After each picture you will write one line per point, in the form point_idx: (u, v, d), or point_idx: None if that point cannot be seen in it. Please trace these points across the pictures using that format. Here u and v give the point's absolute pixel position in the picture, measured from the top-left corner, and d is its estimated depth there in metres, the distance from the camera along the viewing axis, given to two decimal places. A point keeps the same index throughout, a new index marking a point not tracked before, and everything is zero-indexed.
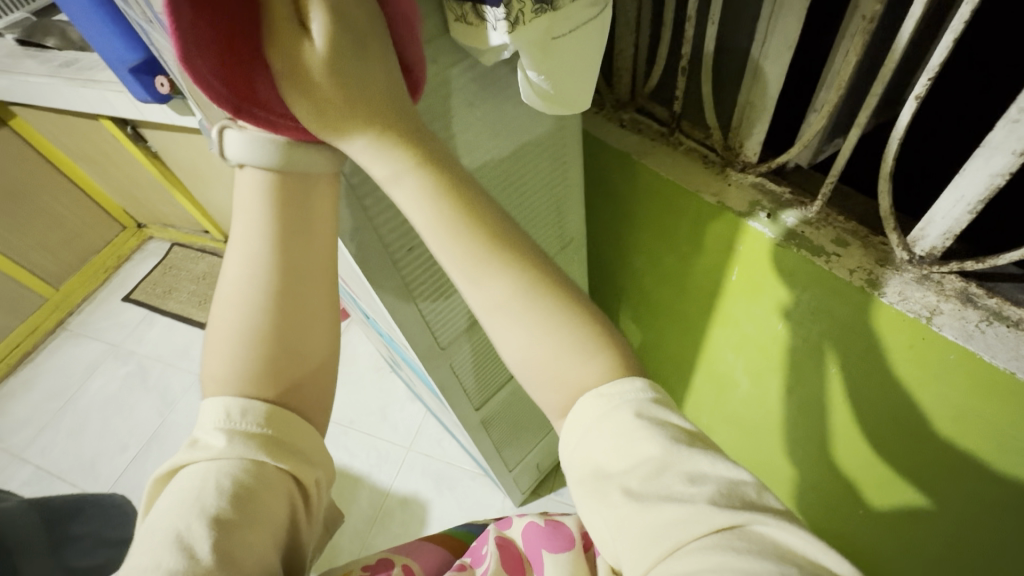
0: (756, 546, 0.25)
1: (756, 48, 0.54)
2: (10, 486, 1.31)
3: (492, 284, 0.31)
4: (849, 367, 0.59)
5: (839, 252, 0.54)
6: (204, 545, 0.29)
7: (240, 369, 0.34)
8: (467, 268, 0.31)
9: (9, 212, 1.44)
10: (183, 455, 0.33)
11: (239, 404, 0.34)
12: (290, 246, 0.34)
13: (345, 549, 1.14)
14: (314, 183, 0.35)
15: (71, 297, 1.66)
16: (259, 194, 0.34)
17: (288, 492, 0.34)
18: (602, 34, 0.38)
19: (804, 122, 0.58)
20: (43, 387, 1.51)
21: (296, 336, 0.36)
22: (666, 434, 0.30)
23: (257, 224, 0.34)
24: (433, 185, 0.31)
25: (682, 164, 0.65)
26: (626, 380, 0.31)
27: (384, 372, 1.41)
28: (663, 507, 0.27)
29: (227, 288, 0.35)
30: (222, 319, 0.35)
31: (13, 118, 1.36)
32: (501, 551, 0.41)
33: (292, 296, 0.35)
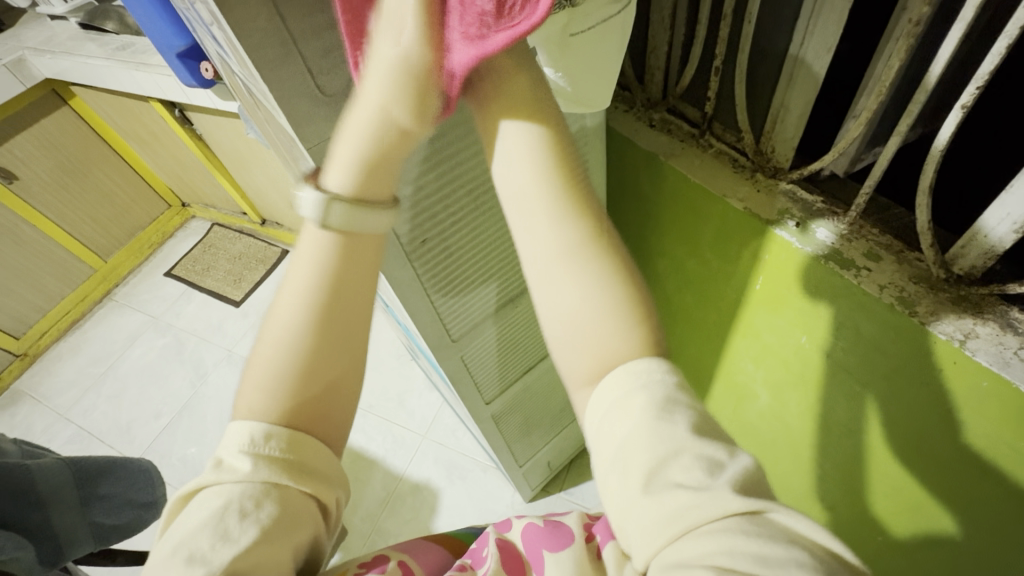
0: (766, 532, 0.23)
1: (794, 46, 0.52)
2: (55, 443, 1.40)
3: (564, 229, 0.28)
4: (876, 387, 0.57)
5: (870, 267, 0.52)
6: (218, 562, 0.27)
7: (274, 402, 0.32)
8: (546, 212, 0.28)
9: (67, 187, 1.53)
10: (206, 473, 0.31)
11: (265, 428, 0.31)
12: (343, 292, 0.32)
13: (357, 529, 1.17)
14: (372, 241, 0.32)
15: (118, 269, 1.75)
16: (320, 256, 0.31)
17: (309, 511, 0.32)
18: (623, 33, 0.38)
19: (842, 128, 0.55)
20: (89, 352, 1.61)
21: (337, 371, 0.33)
22: (683, 419, 0.27)
23: (312, 277, 0.31)
24: (541, 140, 0.29)
25: (711, 168, 0.63)
26: (646, 358, 0.28)
27: (405, 360, 1.43)
28: (674, 492, 0.25)
29: (268, 335, 0.32)
30: (263, 355, 0.32)
31: (72, 97, 1.44)
32: (501, 554, 0.39)
33: (339, 334, 0.32)
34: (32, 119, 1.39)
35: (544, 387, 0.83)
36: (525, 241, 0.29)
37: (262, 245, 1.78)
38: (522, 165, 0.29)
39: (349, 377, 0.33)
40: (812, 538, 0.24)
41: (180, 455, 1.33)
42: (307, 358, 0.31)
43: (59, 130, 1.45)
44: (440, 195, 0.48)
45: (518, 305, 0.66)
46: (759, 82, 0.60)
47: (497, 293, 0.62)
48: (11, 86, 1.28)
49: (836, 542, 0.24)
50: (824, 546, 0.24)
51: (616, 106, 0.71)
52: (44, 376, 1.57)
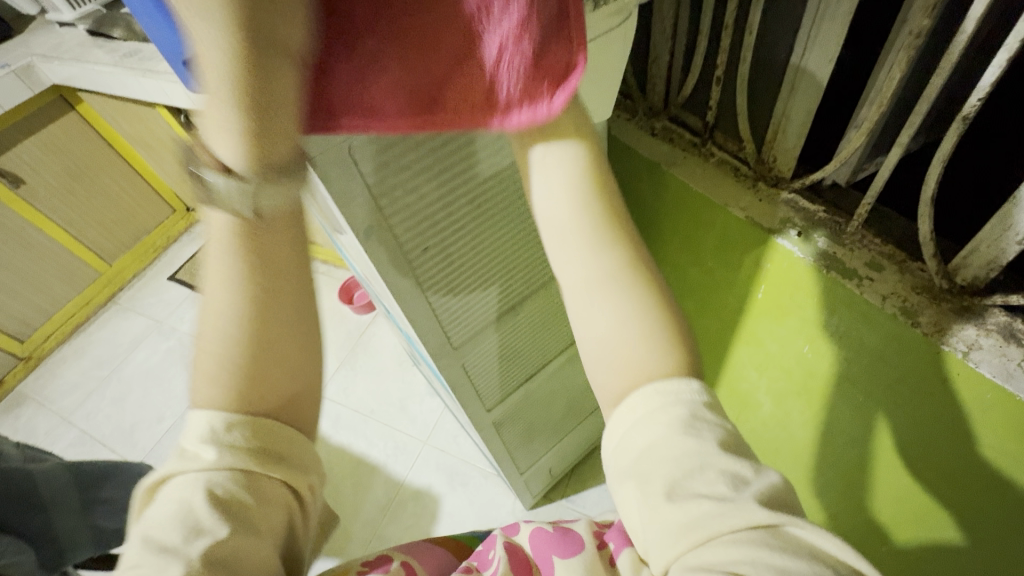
0: (790, 546, 0.22)
1: (795, 56, 0.52)
2: (59, 446, 1.40)
3: (601, 256, 0.28)
4: (878, 397, 0.56)
5: (872, 276, 0.52)
6: (195, 550, 0.27)
7: (213, 397, 0.32)
8: (583, 238, 0.28)
9: (74, 191, 1.54)
10: (172, 464, 0.31)
11: (221, 418, 0.31)
12: (265, 282, 0.30)
13: (358, 535, 1.17)
14: (287, 247, 0.30)
15: (123, 273, 1.77)
16: (229, 242, 0.29)
17: (281, 497, 0.32)
18: (623, 46, 0.38)
19: (844, 138, 0.55)
20: (93, 355, 1.62)
21: (277, 358, 0.32)
22: (714, 433, 0.26)
23: (228, 266, 0.29)
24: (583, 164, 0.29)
25: (713, 177, 0.63)
26: (682, 378, 0.27)
27: (406, 365, 1.44)
28: (697, 503, 0.24)
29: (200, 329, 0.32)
30: (206, 343, 0.31)
31: (80, 103, 1.45)
32: (510, 557, 0.39)
33: (273, 324, 0.31)
34: (40, 124, 1.40)
35: (545, 394, 0.83)
36: (563, 263, 0.29)
37: None
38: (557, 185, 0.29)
39: (286, 372, 0.33)
40: (837, 555, 0.23)
41: None
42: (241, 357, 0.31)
43: (66, 135, 1.46)
44: (441, 201, 0.48)
45: (518, 313, 0.66)
46: (761, 92, 0.60)
47: (499, 300, 0.62)
48: (18, 92, 1.29)
49: (864, 562, 0.23)
50: (849, 564, 0.22)
51: (617, 114, 0.71)
52: (48, 379, 1.58)
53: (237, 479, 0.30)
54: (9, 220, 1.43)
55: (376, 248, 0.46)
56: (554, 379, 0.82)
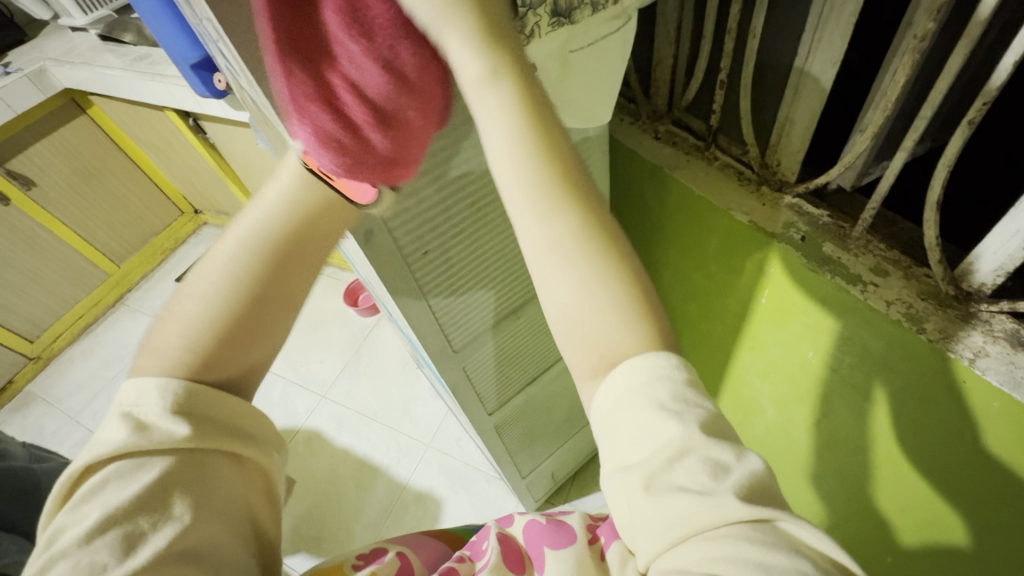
0: (770, 539, 0.22)
1: (799, 59, 0.51)
2: (66, 445, 1.42)
3: (548, 224, 0.26)
4: (884, 404, 0.56)
5: (876, 282, 0.51)
6: (160, 537, 0.28)
7: (196, 339, 0.32)
8: (530, 203, 0.26)
9: (83, 193, 1.56)
10: (120, 442, 0.30)
11: (177, 385, 0.31)
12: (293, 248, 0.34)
13: (359, 537, 1.17)
14: (329, 225, 0.35)
15: (131, 274, 1.78)
16: (291, 193, 0.34)
17: (233, 469, 0.33)
18: (623, 53, 0.38)
19: (849, 142, 0.55)
20: (100, 356, 1.63)
21: (258, 327, 0.34)
22: (693, 415, 0.25)
23: (269, 218, 0.34)
24: (519, 104, 0.26)
25: (716, 181, 0.62)
26: (657, 354, 0.26)
27: (410, 368, 1.43)
28: (676, 496, 0.23)
29: (205, 266, 0.33)
30: (198, 286, 0.33)
31: (90, 106, 1.46)
32: (502, 547, 0.39)
33: (278, 294, 0.34)
34: (51, 127, 1.42)
35: (547, 399, 0.83)
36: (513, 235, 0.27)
37: None
38: (500, 139, 0.26)
39: (263, 342, 0.35)
40: (823, 552, 0.22)
41: None
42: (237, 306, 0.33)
43: (76, 138, 1.48)
44: (441, 205, 0.48)
45: (518, 317, 0.66)
46: (764, 96, 0.60)
47: (498, 303, 0.62)
48: (31, 95, 1.30)
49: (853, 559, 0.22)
50: (833, 560, 0.22)
51: (620, 118, 0.71)
52: (56, 379, 1.59)
53: (191, 462, 0.31)
54: (20, 222, 1.45)
55: (376, 253, 0.46)
56: (556, 383, 0.82)
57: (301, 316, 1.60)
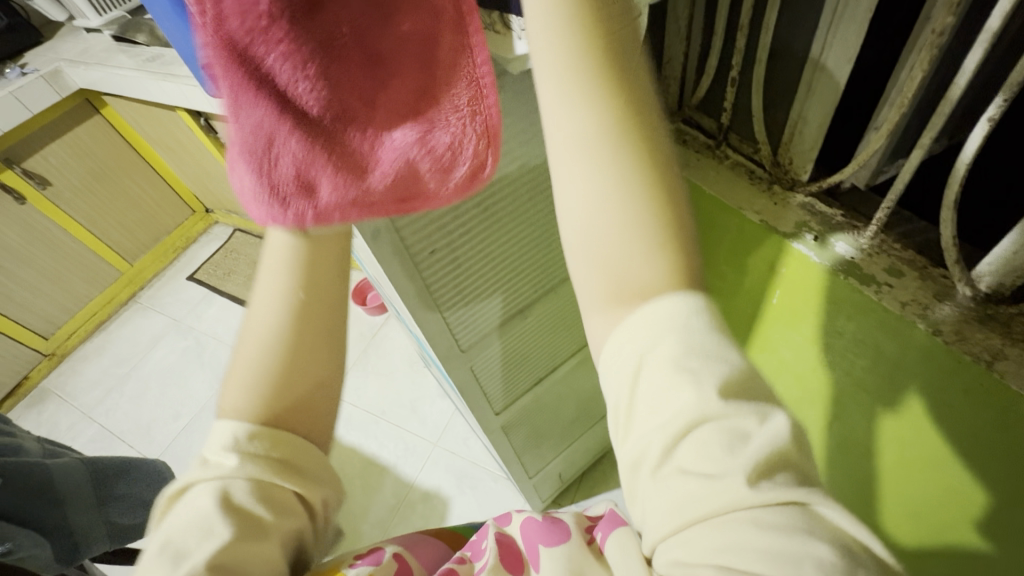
0: (786, 520, 0.20)
1: (815, 49, 0.50)
2: (79, 441, 1.44)
3: (575, 111, 0.22)
4: (899, 408, 0.54)
5: (891, 282, 0.50)
6: (201, 554, 0.28)
7: (251, 383, 0.33)
8: (558, 80, 0.22)
9: (97, 192, 1.59)
10: (193, 473, 0.32)
11: (245, 430, 0.32)
12: (311, 293, 0.32)
13: (367, 535, 1.18)
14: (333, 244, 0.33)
15: (143, 273, 1.80)
16: (286, 260, 0.31)
17: (293, 508, 0.33)
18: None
19: (863, 140, 0.54)
20: (113, 353, 1.65)
21: (305, 363, 0.33)
22: (712, 377, 0.23)
23: (279, 285, 0.31)
24: None
25: (727, 180, 0.62)
26: (681, 302, 0.23)
27: (418, 367, 1.44)
28: (684, 480, 0.22)
29: (256, 309, 0.33)
30: (247, 352, 0.33)
31: (104, 106, 1.49)
32: (500, 550, 0.38)
33: (312, 334, 0.33)
34: (66, 127, 1.44)
35: (554, 399, 0.83)
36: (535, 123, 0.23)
37: None
38: None
39: (314, 374, 0.34)
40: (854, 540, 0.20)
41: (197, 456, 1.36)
42: (281, 349, 0.32)
43: (91, 137, 1.50)
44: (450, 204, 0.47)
45: (527, 317, 0.65)
46: (777, 93, 0.59)
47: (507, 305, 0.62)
48: (46, 96, 1.33)
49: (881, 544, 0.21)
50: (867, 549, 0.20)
51: None
52: (70, 375, 1.62)
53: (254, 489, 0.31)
54: (35, 221, 1.47)
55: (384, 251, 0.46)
56: (563, 384, 0.82)
57: None
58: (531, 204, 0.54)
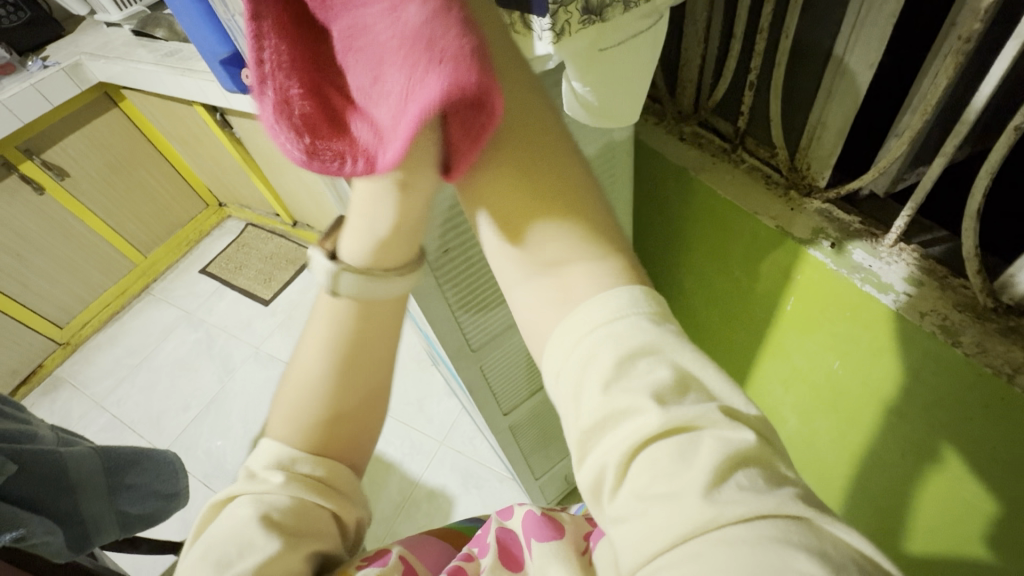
0: (753, 534, 0.18)
1: (840, 44, 0.48)
2: (91, 430, 1.46)
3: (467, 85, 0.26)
4: (917, 419, 0.54)
5: (909, 292, 0.49)
6: (242, 564, 0.29)
7: (297, 414, 0.34)
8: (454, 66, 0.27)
9: (113, 184, 1.61)
10: (237, 486, 0.33)
11: (292, 452, 0.34)
12: (361, 335, 0.32)
13: (372, 530, 1.18)
14: (386, 305, 0.32)
15: (157, 265, 1.82)
16: (335, 315, 0.32)
17: (326, 526, 0.34)
18: (652, 58, 0.38)
19: (883, 147, 0.53)
20: (125, 344, 1.67)
21: (355, 390, 0.34)
22: (652, 383, 0.22)
23: (326, 331, 0.32)
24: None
25: (743, 185, 0.61)
26: (620, 292, 0.24)
27: (426, 365, 1.44)
28: (653, 505, 0.20)
29: (304, 350, 0.34)
30: (293, 390, 0.34)
31: (122, 100, 1.51)
32: (499, 548, 0.39)
33: (356, 364, 0.33)
34: (85, 120, 1.46)
35: None
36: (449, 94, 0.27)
37: (293, 245, 1.82)
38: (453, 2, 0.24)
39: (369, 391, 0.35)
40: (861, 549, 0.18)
41: (205, 448, 1.38)
42: (330, 384, 0.33)
43: (108, 130, 1.53)
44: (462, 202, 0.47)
45: None
46: (795, 98, 0.58)
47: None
48: (66, 89, 1.35)
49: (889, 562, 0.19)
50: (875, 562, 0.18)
51: (646, 118, 0.70)
52: (83, 364, 1.64)
53: (298, 504, 0.32)
54: (53, 211, 1.50)
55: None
56: None
57: None
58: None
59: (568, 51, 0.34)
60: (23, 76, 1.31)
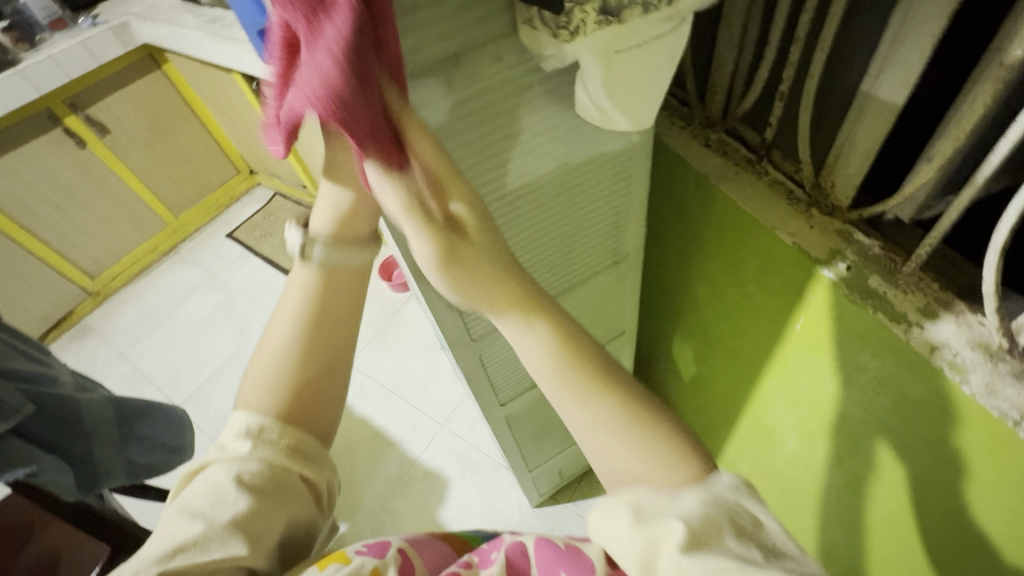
0: None
1: (872, 70, 0.47)
2: (113, 378, 1.52)
3: (554, 373, 0.29)
4: (919, 453, 0.53)
5: (922, 324, 0.48)
6: (217, 517, 0.31)
7: (268, 379, 0.35)
8: (552, 363, 0.29)
9: (151, 144, 1.66)
10: (211, 453, 0.35)
11: (263, 421, 0.34)
12: (329, 302, 0.37)
13: (367, 502, 1.22)
14: (355, 272, 0.38)
15: (186, 226, 1.87)
16: (305, 286, 0.37)
17: (302, 490, 0.35)
18: (668, 68, 0.37)
19: (912, 171, 0.51)
20: (151, 300, 1.73)
21: (327, 360, 0.36)
22: (724, 505, 0.28)
23: (299, 302, 0.37)
24: (525, 286, 0.30)
25: (763, 197, 0.59)
26: (707, 479, 0.28)
27: (434, 349, 1.46)
28: (715, 557, 0.25)
29: (275, 323, 0.37)
30: (261, 363, 0.36)
31: (165, 62, 1.56)
32: (509, 562, 0.34)
33: (322, 328, 0.36)
34: (128, 80, 1.52)
35: None
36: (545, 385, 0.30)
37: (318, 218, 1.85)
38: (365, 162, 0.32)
39: (341, 360, 0.37)
40: None
41: (217, 407, 1.43)
42: (298, 353, 0.35)
43: (150, 91, 1.58)
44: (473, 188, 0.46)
45: None
46: (826, 113, 0.56)
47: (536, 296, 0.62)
48: (113, 48, 1.39)
49: None
50: None
51: (671, 121, 0.68)
52: (111, 316, 1.71)
53: (273, 472, 0.34)
54: (93, 166, 1.55)
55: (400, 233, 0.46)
56: None
57: None
58: (556, 177, 0.51)
59: (584, 52, 0.33)
60: (74, 33, 1.36)
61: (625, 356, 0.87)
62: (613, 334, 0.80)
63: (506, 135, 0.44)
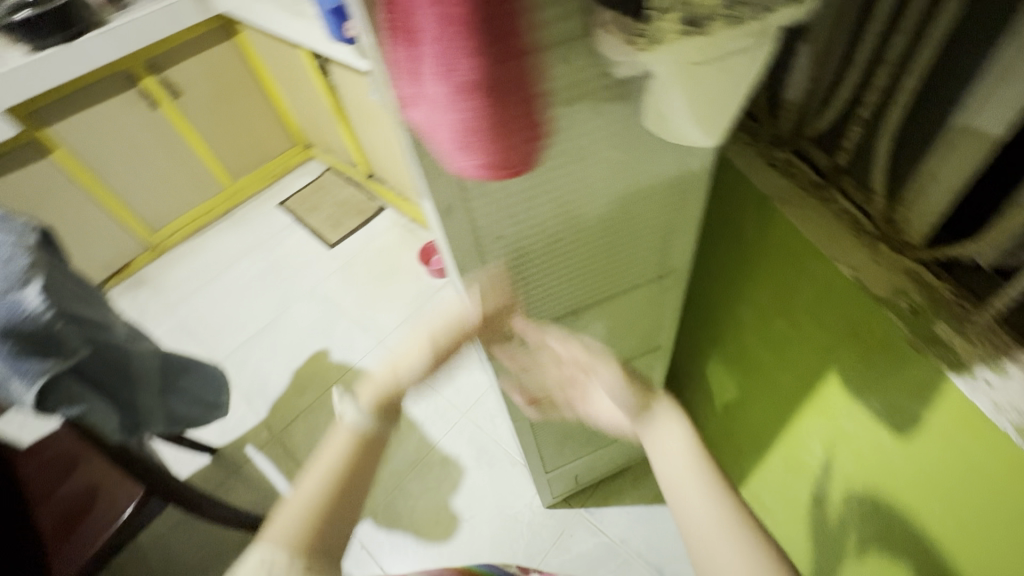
0: None
1: (966, 101, 0.44)
2: (161, 330, 1.61)
3: (696, 475, 0.43)
4: (972, 518, 0.49)
5: (988, 381, 0.44)
6: None
7: (293, 521, 0.40)
8: (689, 464, 0.43)
9: (217, 110, 1.74)
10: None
11: (280, 552, 0.38)
12: (354, 462, 0.43)
13: (383, 480, 1.24)
14: (376, 441, 0.45)
15: (242, 192, 1.94)
16: (339, 449, 0.43)
17: None
18: (747, 75, 0.35)
19: (998, 215, 0.46)
20: (201, 259, 1.81)
21: (345, 502, 0.42)
22: None
23: (328, 463, 0.43)
24: (674, 417, 0.47)
25: (827, 225, 0.55)
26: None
27: (464, 338, 1.47)
28: None
29: (299, 483, 0.42)
30: (285, 512, 0.40)
31: (236, 35, 1.64)
32: None
33: (350, 475, 0.43)
34: (201, 47, 1.59)
35: None
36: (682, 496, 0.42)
37: (365, 196, 1.89)
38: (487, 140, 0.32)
39: (357, 500, 0.42)
40: None
41: (253, 370, 1.49)
42: (321, 503, 0.41)
43: (221, 61, 1.66)
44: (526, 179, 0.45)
45: (574, 318, 0.63)
46: (909, 142, 0.52)
47: (574, 293, 0.60)
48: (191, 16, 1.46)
49: None
50: None
51: (737, 136, 0.64)
52: (164, 270, 1.79)
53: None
54: (162, 127, 1.64)
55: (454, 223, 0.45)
56: None
57: (377, 262, 1.69)
58: (603, 172, 0.48)
59: (659, 61, 0.32)
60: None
61: (657, 370, 0.85)
62: (646, 347, 0.77)
63: (565, 135, 0.43)
